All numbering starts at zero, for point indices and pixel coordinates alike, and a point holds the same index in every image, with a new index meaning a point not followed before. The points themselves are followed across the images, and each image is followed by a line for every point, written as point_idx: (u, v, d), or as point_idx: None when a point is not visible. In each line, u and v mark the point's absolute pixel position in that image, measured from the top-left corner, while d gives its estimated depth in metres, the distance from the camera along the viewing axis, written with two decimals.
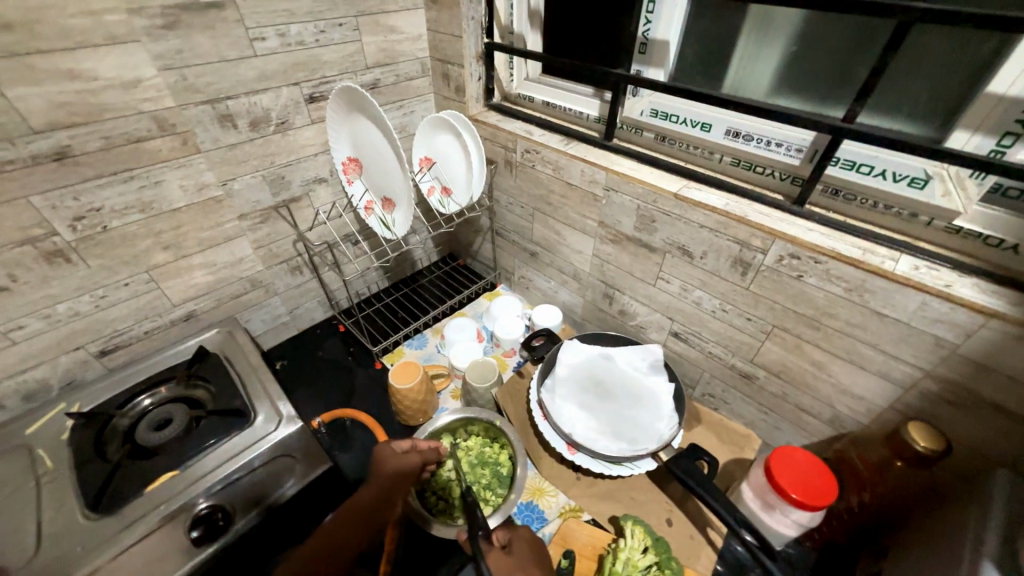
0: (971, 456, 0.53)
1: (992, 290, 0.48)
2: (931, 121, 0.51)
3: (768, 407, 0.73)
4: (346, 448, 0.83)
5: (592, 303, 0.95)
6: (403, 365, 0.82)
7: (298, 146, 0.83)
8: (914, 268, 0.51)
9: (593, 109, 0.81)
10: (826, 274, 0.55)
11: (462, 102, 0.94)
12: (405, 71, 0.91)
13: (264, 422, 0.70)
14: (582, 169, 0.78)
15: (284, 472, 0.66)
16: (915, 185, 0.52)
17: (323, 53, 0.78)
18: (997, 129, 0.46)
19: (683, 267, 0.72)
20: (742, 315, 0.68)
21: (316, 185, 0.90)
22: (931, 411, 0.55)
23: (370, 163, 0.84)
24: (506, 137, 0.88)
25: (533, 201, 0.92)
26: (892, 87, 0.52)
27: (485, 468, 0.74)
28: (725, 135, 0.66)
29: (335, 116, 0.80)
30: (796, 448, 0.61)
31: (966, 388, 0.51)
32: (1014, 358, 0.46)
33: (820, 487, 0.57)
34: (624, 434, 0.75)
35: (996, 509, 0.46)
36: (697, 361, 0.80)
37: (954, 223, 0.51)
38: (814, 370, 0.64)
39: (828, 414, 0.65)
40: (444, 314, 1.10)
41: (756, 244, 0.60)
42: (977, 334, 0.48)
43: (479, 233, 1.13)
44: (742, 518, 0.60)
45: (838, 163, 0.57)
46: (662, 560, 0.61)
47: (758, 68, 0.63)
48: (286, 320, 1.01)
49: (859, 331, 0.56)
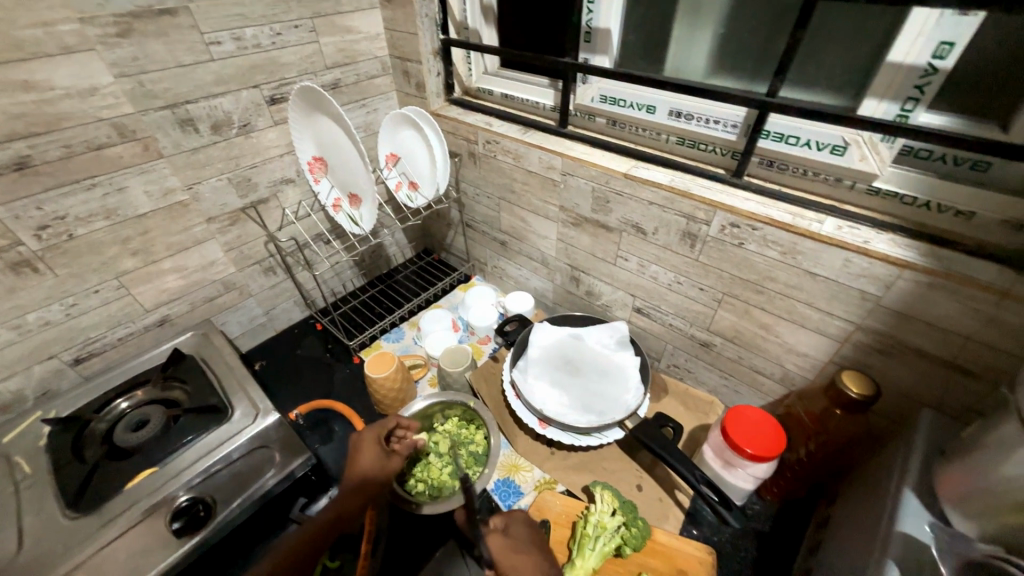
0: (900, 398, 0.58)
1: (906, 243, 0.52)
2: (846, 92, 0.55)
3: (726, 372, 0.77)
4: (328, 440, 0.85)
5: (561, 287, 0.99)
6: (379, 355, 0.84)
7: (263, 147, 0.84)
8: (838, 229, 0.55)
9: (548, 99, 0.84)
10: (763, 240, 0.59)
11: (423, 99, 0.96)
12: (365, 70, 0.93)
13: (241, 416, 0.72)
14: (540, 157, 0.81)
15: (264, 464, 0.68)
16: (836, 153, 0.56)
17: (281, 55, 0.80)
18: (900, 96, 0.50)
19: (638, 244, 0.75)
20: (695, 285, 0.72)
21: (284, 186, 0.91)
22: (864, 361, 0.59)
23: (334, 161, 0.86)
24: (467, 130, 0.91)
25: (498, 191, 0.95)
26: (808, 63, 0.56)
27: (461, 450, 0.77)
28: (668, 116, 0.69)
29: (296, 117, 0.81)
30: (746, 406, 0.66)
31: (891, 337, 0.55)
32: (926, 304, 0.51)
33: (768, 438, 0.61)
34: (593, 407, 0.78)
35: (919, 440, 0.51)
36: (659, 334, 0.84)
37: (874, 185, 0.56)
38: (762, 332, 0.68)
39: (778, 372, 0.70)
40: (419, 307, 1.13)
41: (700, 217, 0.64)
42: (895, 285, 0.52)
43: (450, 226, 1.16)
44: (701, 475, 0.64)
45: (769, 136, 0.60)
46: (629, 522, 0.64)
47: (694, 51, 0.67)
48: (262, 321, 1.02)
49: (797, 292, 0.60)
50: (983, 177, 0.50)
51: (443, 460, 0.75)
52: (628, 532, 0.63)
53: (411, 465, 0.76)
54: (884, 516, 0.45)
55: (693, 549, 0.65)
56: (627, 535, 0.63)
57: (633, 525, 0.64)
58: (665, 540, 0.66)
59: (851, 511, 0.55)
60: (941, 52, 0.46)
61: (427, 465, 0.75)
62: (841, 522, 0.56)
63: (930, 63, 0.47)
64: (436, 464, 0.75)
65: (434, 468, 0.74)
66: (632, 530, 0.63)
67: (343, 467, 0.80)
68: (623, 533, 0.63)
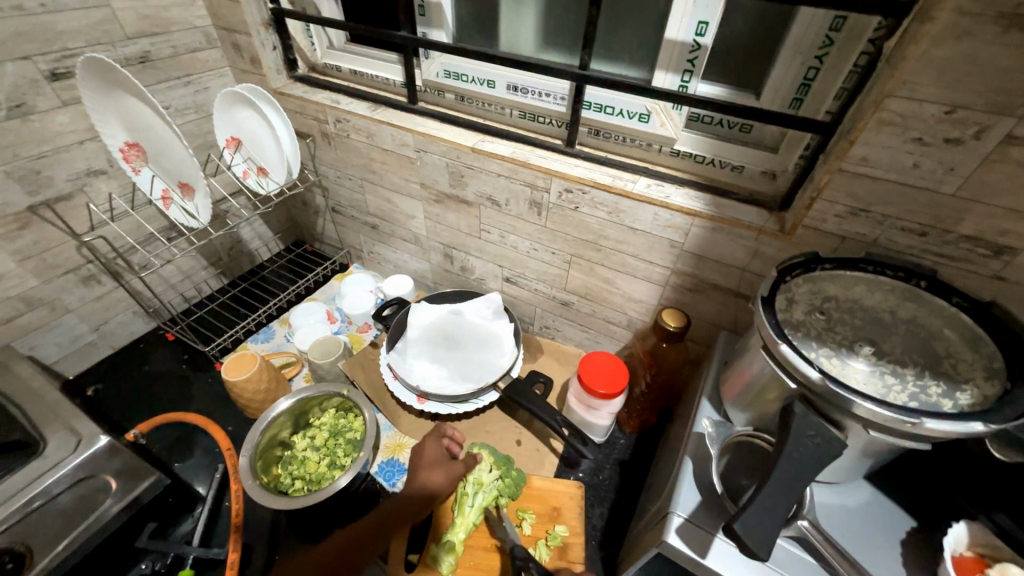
0: (711, 326, 0.70)
1: (697, 196, 0.62)
2: (644, 66, 0.63)
3: (586, 326, 0.85)
4: (186, 456, 0.77)
5: (438, 265, 0.99)
6: (238, 357, 0.77)
7: (52, 133, 0.71)
8: (647, 187, 0.63)
9: (397, 74, 0.82)
10: (593, 202, 0.66)
11: (261, 75, 0.87)
12: (183, 42, 0.82)
13: (58, 447, 0.62)
14: (392, 134, 0.79)
15: (97, 494, 0.61)
16: (642, 120, 0.64)
17: (57, 21, 0.67)
18: (678, 69, 0.58)
19: (495, 215, 0.79)
20: (549, 251, 0.77)
21: (92, 178, 0.78)
22: (682, 300, 0.70)
23: (156, 147, 0.75)
24: (315, 108, 0.85)
25: (358, 172, 0.92)
26: (612, 39, 0.63)
27: (337, 438, 0.75)
28: (507, 90, 0.72)
29: (90, 95, 0.68)
30: (598, 351, 0.73)
31: (696, 277, 0.66)
32: (714, 246, 0.61)
33: (615, 377, 0.68)
34: (471, 375, 0.81)
35: (718, 355, 0.61)
36: (529, 299, 0.90)
37: (674, 147, 0.64)
38: (607, 286, 0.76)
39: (624, 320, 0.79)
40: (292, 301, 1.05)
41: (541, 185, 0.69)
42: (692, 232, 0.61)
43: (318, 214, 1.09)
44: (563, 420, 0.70)
45: (591, 107, 0.66)
46: (510, 477, 0.67)
47: (521, 27, 0.70)
48: (91, 339, 0.88)
49: (625, 247, 0.68)
50: (749, 138, 0.61)
51: (320, 453, 0.74)
52: (508, 486, 0.67)
53: (286, 463, 0.73)
54: (689, 422, 0.55)
55: (565, 486, 0.70)
56: (507, 490, 0.67)
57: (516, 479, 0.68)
58: (539, 484, 0.70)
59: (677, 425, 0.65)
60: (701, 30, 0.54)
61: (303, 460, 0.73)
62: (671, 436, 0.66)
63: (695, 40, 0.55)
64: (313, 458, 0.73)
65: (310, 463, 0.72)
66: (507, 481, 0.67)
67: (205, 480, 0.74)
68: (511, 490, 0.67)
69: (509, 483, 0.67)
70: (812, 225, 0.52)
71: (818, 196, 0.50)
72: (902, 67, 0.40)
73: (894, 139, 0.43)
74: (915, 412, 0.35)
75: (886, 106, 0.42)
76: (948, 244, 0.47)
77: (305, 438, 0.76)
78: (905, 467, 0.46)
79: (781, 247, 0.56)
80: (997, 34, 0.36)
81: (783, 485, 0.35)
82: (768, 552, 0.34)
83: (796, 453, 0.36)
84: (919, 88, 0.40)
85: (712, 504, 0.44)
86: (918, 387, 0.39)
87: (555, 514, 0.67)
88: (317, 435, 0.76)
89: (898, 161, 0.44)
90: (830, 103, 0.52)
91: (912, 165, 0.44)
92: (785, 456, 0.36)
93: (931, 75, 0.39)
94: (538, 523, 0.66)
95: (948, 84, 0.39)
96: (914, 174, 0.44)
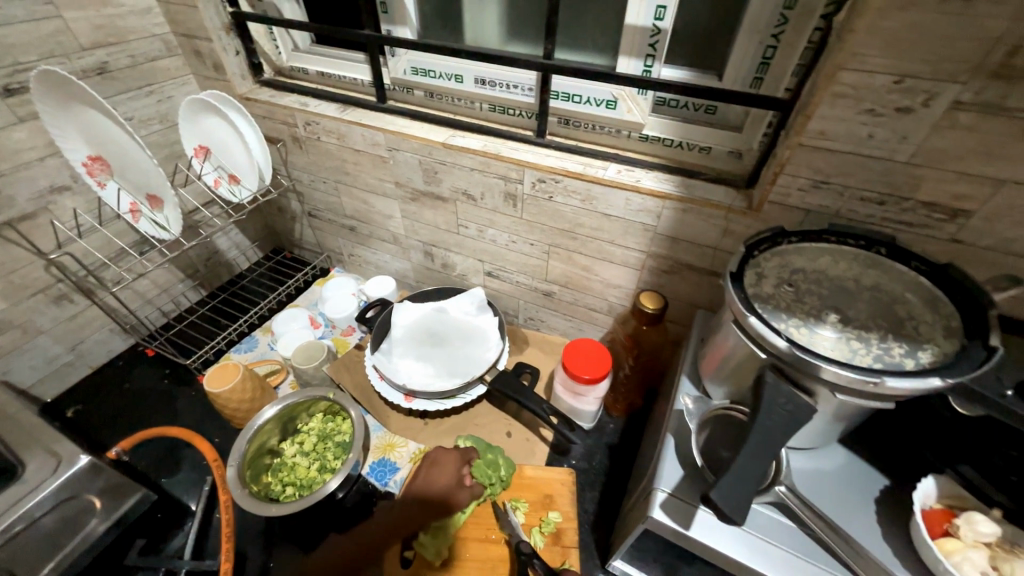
0: (689, 307, 0.71)
1: (668, 178, 0.62)
2: (607, 52, 0.64)
3: (569, 315, 0.86)
4: (173, 471, 0.76)
5: (419, 264, 0.99)
6: (220, 368, 0.77)
7: (9, 150, 0.69)
8: (618, 172, 0.64)
9: (365, 74, 0.82)
10: (566, 191, 0.66)
11: (225, 81, 0.86)
12: (141, 50, 0.80)
13: (37, 470, 0.61)
14: (362, 134, 0.79)
15: (82, 514, 0.60)
16: (609, 107, 0.64)
17: (5, 34, 0.65)
18: (640, 54, 0.59)
19: (471, 210, 0.79)
20: (527, 242, 0.78)
21: (56, 196, 0.76)
22: (659, 283, 0.71)
23: (121, 160, 0.74)
24: (283, 112, 0.84)
25: (332, 174, 0.91)
26: (574, 27, 0.63)
27: (327, 442, 0.75)
28: (475, 84, 0.72)
29: (48, 110, 0.66)
30: (581, 338, 0.73)
31: (671, 259, 0.67)
32: (686, 227, 0.62)
33: (599, 362, 0.69)
34: (457, 370, 0.81)
35: (696, 333, 0.62)
36: (512, 292, 0.90)
37: (642, 132, 0.65)
38: (586, 273, 0.76)
39: (605, 306, 0.80)
40: (273, 309, 1.04)
41: (514, 176, 0.69)
42: (664, 215, 0.62)
43: (295, 219, 1.08)
44: (550, 408, 0.71)
45: (558, 96, 0.67)
46: (487, 460, 0.68)
47: (484, 20, 0.70)
48: (67, 360, 0.86)
49: (601, 234, 0.69)
50: (713, 119, 0.62)
51: (310, 458, 0.73)
52: (490, 470, 0.67)
53: (276, 471, 0.72)
54: (669, 400, 0.56)
55: (556, 473, 0.71)
56: (488, 472, 0.67)
57: (503, 464, 0.69)
58: (531, 473, 0.71)
59: (661, 404, 0.66)
60: (660, 15, 0.55)
61: (294, 467, 0.72)
62: (656, 416, 0.67)
63: (654, 24, 0.56)
64: (303, 463, 0.72)
65: (302, 469, 0.72)
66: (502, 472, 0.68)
67: (192, 494, 0.74)
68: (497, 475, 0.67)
69: (486, 464, 0.67)
70: (778, 200, 0.54)
71: (781, 171, 0.51)
72: (851, 40, 0.41)
73: (849, 111, 0.44)
74: (878, 372, 0.37)
75: (839, 79, 0.43)
76: (907, 211, 0.48)
77: (294, 444, 0.76)
78: (877, 428, 0.48)
79: (750, 223, 0.57)
80: (936, 3, 0.37)
81: (756, 452, 0.36)
82: (741, 515, 0.35)
83: (769, 421, 0.37)
84: (869, 59, 0.41)
85: (694, 477, 0.45)
86: (882, 349, 0.41)
87: (547, 501, 0.67)
88: (306, 440, 0.76)
89: (854, 133, 0.45)
90: (788, 80, 0.54)
91: (866, 135, 0.45)
92: (758, 424, 0.37)
93: (879, 46, 0.40)
94: (531, 511, 0.66)
95: (895, 54, 0.40)
96: (869, 144, 0.46)
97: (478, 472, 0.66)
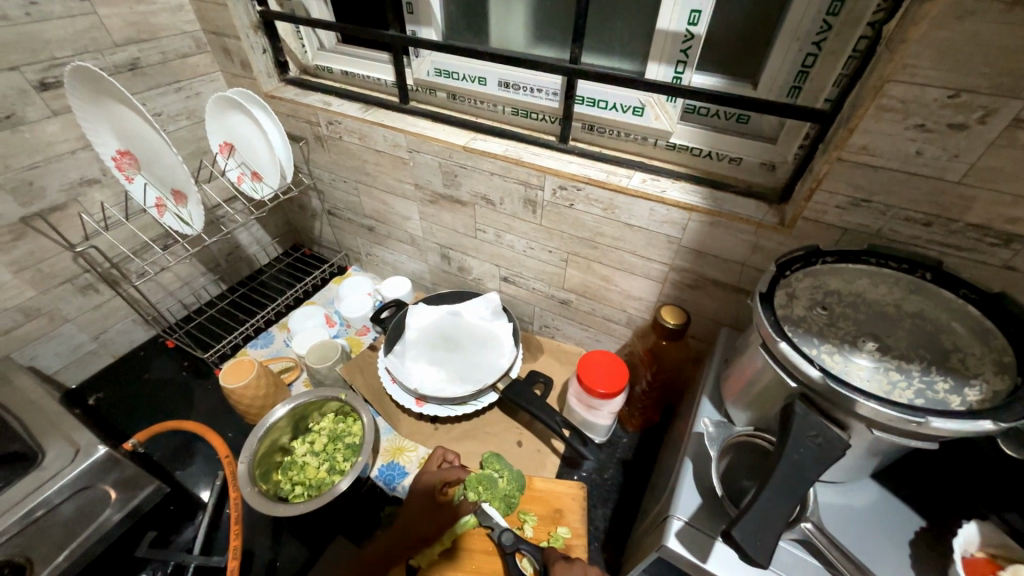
0: (712, 323, 0.69)
1: (694, 190, 0.60)
2: (636, 58, 0.62)
3: (585, 325, 0.84)
4: (186, 462, 0.77)
5: (436, 266, 0.99)
6: (236, 364, 0.77)
7: (42, 143, 0.70)
8: (642, 182, 0.62)
9: (389, 74, 0.81)
10: (587, 199, 0.65)
11: (252, 79, 0.86)
12: (172, 48, 0.82)
13: (57, 458, 0.62)
14: (384, 135, 0.78)
15: (98, 504, 0.61)
16: (636, 114, 0.62)
17: (42, 30, 0.66)
18: (671, 60, 0.57)
19: (490, 215, 0.78)
20: (545, 249, 0.76)
21: (86, 188, 0.78)
22: (681, 297, 0.68)
23: (148, 156, 0.75)
24: (306, 111, 0.84)
25: (352, 174, 0.91)
26: (603, 30, 0.62)
27: (337, 443, 0.74)
28: (498, 87, 0.70)
29: (80, 105, 0.68)
30: (596, 350, 0.71)
31: (695, 272, 0.64)
32: (712, 241, 0.59)
33: (615, 375, 0.67)
34: (470, 376, 0.80)
35: (719, 352, 0.60)
36: (528, 299, 0.89)
37: (670, 140, 0.63)
38: (605, 284, 0.75)
39: (623, 317, 0.78)
40: (290, 305, 1.05)
41: (535, 183, 0.68)
42: (689, 228, 0.60)
43: (315, 217, 1.09)
44: (563, 421, 0.69)
45: (583, 101, 0.65)
46: (480, 476, 0.65)
47: (511, 22, 0.69)
48: (91, 348, 0.88)
49: (622, 243, 0.67)
50: (745, 129, 0.59)
51: (318, 457, 0.73)
52: (483, 486, 0.64)
53: (285, 468, 0.72)
54: (688, 422, 0.53)
55: (568, 487, 0.69)
56: (479, 488, 0.64)
57: (502, 477, 0.67)
58: (542, 486, 0.69)
59: (678, 424, 0.63)
60: (694, 19, 0.53)
61: (303, 465, 0.72)
62: (673, 436, 0.64)
63: (688, 29, 0.54)
64: (313, 462, 0.72)
65: (311, 469, 0.71)
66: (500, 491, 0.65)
67: (202, 488, 0.74)
68: (496, 490, 0.64)
69: (481, 480, 0.64)
70: (813, 217, 0.51)
71: (818, 187, 0.48)
72: (902, 50, 0.38)
73: (896, 126, 0.42)
74: (920, 411, 0.34)
75: (886, 92, 0.40)
76: (956, 234, 0.45)
77: (305, 443, 0.75)
78: (915, 466, 0.45)
79: (781, 240, 0.55)
80: (1001, 12, 0.34)
81: (784, 489, 0.34)
82: (767, 559, 0.32)
83: (797, 454, 0.35)
84: (920, 71, 0.38)
85: (713, 507, 0.43)
86: (925, 383, 0.38)
87: (557, 516, 0.66)
88: (315, 439, 0.75)
89: (900, 149, 0.43)
90: (829, 90, 0.51)
91: (914, 152, 0.42)
92: (786, 458, 0.35)
93: (933, 57, 0.37)
94: (539, 526, 0.65)
95: (950, 66, 0.37)
96: (917, 161, 0.43)
97: (469, 486, 0.64)
